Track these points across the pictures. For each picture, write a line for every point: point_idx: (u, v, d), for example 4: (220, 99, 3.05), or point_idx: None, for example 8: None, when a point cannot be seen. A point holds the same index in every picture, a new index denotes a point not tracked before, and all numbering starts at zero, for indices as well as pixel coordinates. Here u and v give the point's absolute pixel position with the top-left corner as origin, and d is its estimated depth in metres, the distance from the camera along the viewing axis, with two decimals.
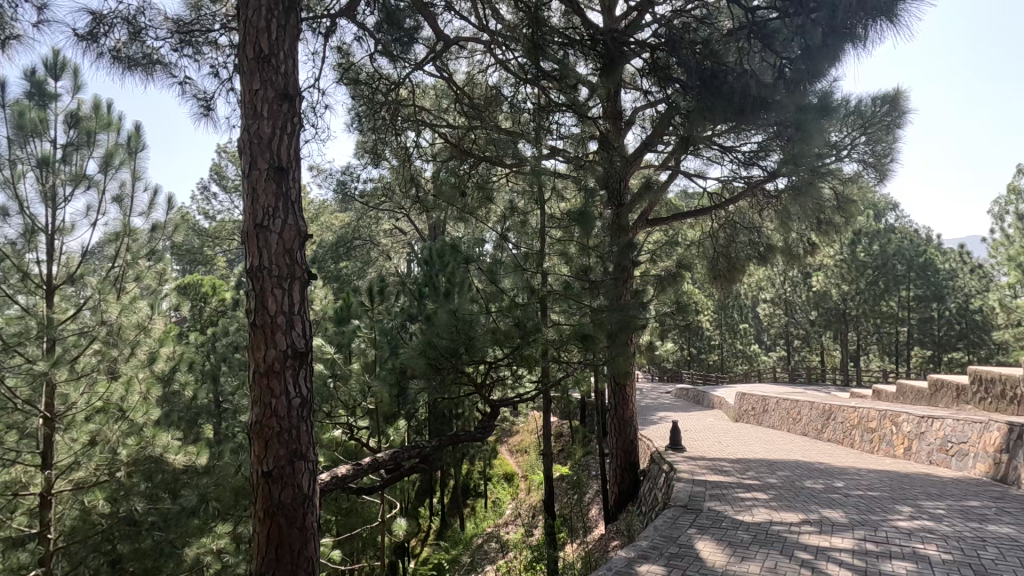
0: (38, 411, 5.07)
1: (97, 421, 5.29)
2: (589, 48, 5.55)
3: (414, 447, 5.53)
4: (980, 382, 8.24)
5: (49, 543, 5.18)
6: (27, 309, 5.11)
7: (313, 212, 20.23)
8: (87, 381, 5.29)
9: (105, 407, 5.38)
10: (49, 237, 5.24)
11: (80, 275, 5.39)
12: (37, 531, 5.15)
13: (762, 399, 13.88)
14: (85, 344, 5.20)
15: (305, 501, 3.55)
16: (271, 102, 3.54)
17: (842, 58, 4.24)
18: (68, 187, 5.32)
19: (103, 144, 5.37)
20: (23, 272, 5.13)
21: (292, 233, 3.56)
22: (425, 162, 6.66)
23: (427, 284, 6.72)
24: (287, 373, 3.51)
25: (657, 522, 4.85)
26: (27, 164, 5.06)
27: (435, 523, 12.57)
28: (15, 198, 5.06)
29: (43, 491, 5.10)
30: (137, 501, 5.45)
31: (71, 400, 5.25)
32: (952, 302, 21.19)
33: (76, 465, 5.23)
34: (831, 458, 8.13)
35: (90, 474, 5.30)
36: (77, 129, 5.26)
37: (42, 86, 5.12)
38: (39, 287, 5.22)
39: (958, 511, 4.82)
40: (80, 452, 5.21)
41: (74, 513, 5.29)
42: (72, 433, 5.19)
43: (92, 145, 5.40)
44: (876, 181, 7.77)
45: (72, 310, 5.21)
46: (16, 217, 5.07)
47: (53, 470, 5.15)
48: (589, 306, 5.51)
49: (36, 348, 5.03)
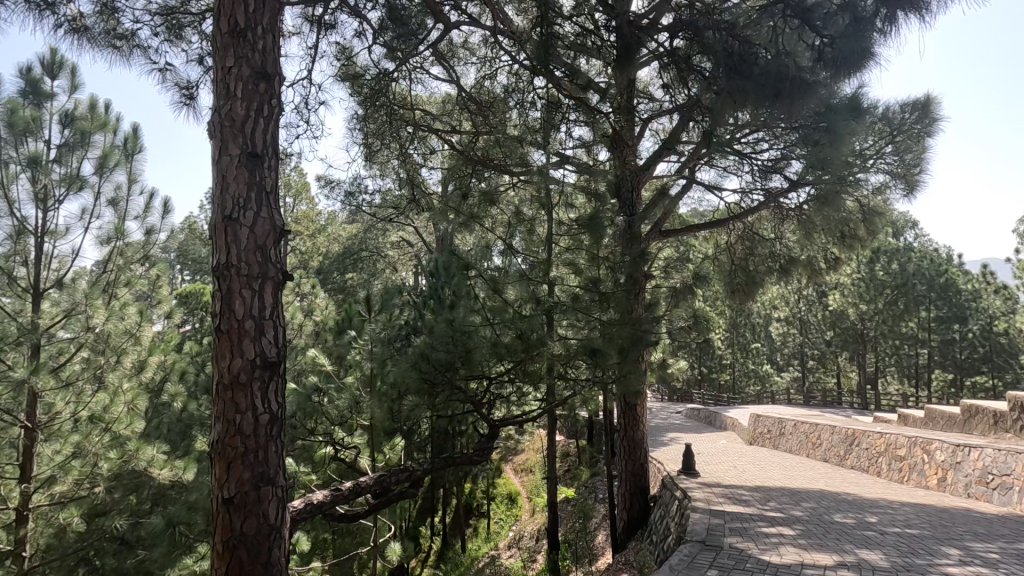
0: (19, 420, 4.74)
1: (82, 432, 4.96)
2: (602, 41, 5.14)
3: (405, 470, 4.93)
4: (1020, 409, 7.71)
5: (23, 562, 4.79)
6: (13, 313, 4.75)
7: (320, 222, 19.93)
8: (75, 391, 4.98)
9: (93, 417, 5.04)
10: (38, 240, 4.92)
11: (70, 279, 5.06)
12: (11, 549, 4.78)
13: (779, 422, 13.27)
14: (72, 351, 4.93)
15: (273, 532, 3.09)
16: (245, 81, 3.20)
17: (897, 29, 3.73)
18: (61, 190, 5.03)
19: (97, 145, 5.12)
20: (10, 275, 4.80)
21: (266, 225, 3.19)
22: (432, 171, 6.10)
23: (432, 295, 6.33)
24: (255, 386, 3.09)
25: (672, 561, 4.33)
26: (18, 165, 4.76)
27: (435, 544, 12.03)
28: (5, 200, 4.78)
29: (18, 506, 4.74)
30: (118, 520, 5.01)
31: (56, 409, 4.93)
32: (975, 323, 20.50)
33: (55, 478, 4.86)
34: (859, 488, 7.56)
35: (74, 487, 4.91)
36: (71, 128, 4.99)
37: (38, 85, 4.85)
38: (26, 292, 4.91)
39: (1015, 556, 4.27)
40: (59, 465, 4.87)
41: (49, 531, 4.85)
42: (54, 445, 4.92)
43: (86, 146, 5.11)
44: (903, 195, 7.26)
45: (59, 319, 4.83)
46: (5, 220, 4.78)
47: (31, 483, 4.82)
48: (598, 319, 5.02)
49: (17, 353, 4.65)
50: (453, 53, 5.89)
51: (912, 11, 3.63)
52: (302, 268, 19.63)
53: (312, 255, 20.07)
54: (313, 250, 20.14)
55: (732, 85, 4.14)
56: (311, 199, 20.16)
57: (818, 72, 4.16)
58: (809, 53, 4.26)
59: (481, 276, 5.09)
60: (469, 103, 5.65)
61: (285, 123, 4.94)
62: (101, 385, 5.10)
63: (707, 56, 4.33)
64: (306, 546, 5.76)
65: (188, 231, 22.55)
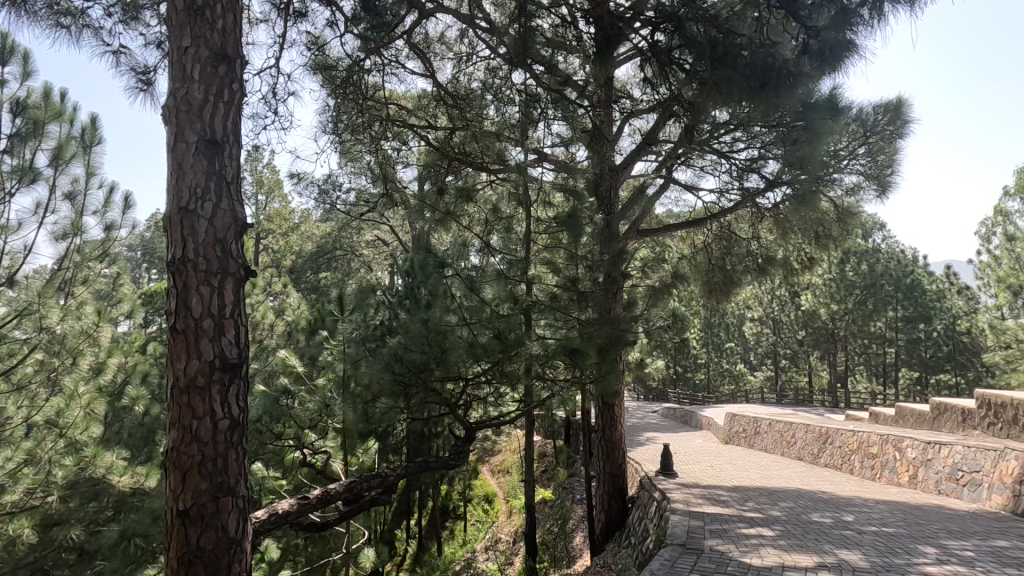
0: None
1: (35, 438, 4.59)
2: (581, 33, 5.00)
3: (377, 476, 4.68)
4: (988, 406, 8.02)
5: None
6: None
7: (294, 221, 19.51)
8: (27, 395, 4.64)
9: (48, 423, 4.63)
10: None
11: (23, 275, 4.53)
12: None
13: (754, 421, 13.42)
14: (25, 354, 4.66)
15: (232, 547, 2.88)
16: (203, 63, 3.03)
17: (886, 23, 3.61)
18: (11, 182, 4.68)
19: (53, 135, 4.79)
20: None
21: (226, 217, 3.01)
22: (408, 168, 5.75)
23: (408, 295, 6.08)
24: (213, 390, 2.88)
25: (652, 565, 4.21)
26: None
27: (411, 547, 11.73)
28: None
29: None
30: (74, 530, 4.61)
31: (5, 415, 4.47)
32: (939, 323, 21.19)
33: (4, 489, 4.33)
34: (834, 486, 7.62)
35: (25, 496, 4.47)
36: (23, 117, 4.65)
37: None
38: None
39: (989, 554, 4.30)
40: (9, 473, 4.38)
41: None
42: (5, 450, 4.40)
43: (40, 136, 4.77)
44: (876, 197, 7.30)
45: (11, 318, 4.48)
46: None
47: None
48: (577, 319, 4.92)
49: None
50: (427, 48, 5.60)
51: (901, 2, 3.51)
52: (274, 267, 19.18)
53: (285, 255, 19.61)
54: (286, 249, 19.69)
55: (716, 76, 4.08)
56: (285, 198, 19.68)
57: (803, 65, 4.09)
58: (794, 46, 4.20)
59: (458, 276, 4.91)
60: (445, 98, 5.47)
61: (252, 114, 4.62)
62: (56, 390, 4.74)
63: (689, 50, 4.29)
64: (276, 554, 5.49)
65: (156, 228, 21.81)
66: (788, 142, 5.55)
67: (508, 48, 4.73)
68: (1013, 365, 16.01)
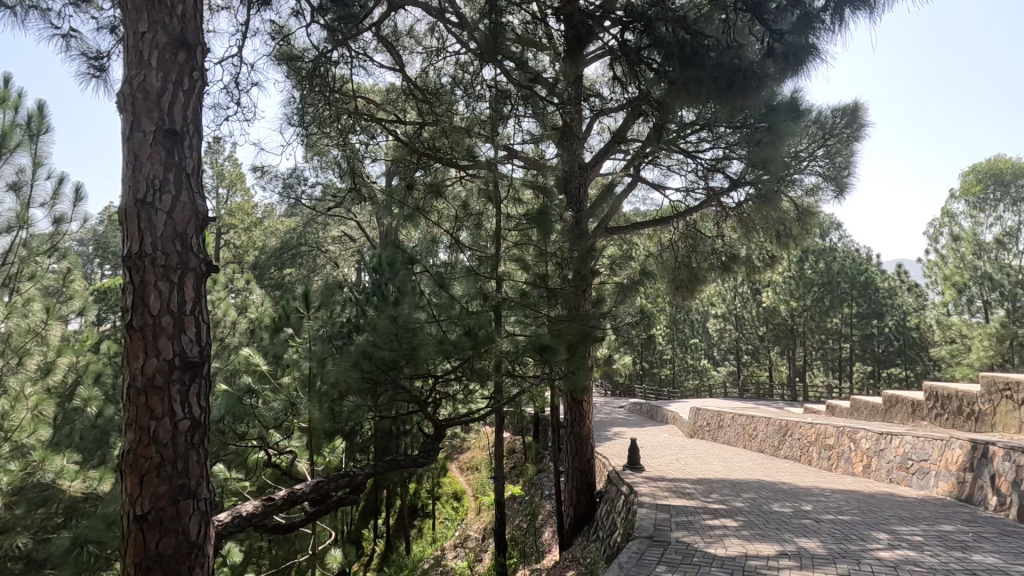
0: None
1: None
2: (551, 30, 4.98)
3: (344, 475, 4.59)
4: (935, 398, 8.49)
5: None
6: None
7: (257, 215, 19.02)
8: None
9: None
10: None
11: None
12: None
13: (717, 415, 13.78)
14: None
15: (193, 551, 2.79)
16: (162, 50, 2.91)
17: (846, 29, 3.74)
18: None
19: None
20: None
21: (186, 211, 2.90)
22: (376, 163, 5.69)
23: (376, 292, 6.01)
24: (173, 390, 2.78)
25: (621, 559, 4.26)
26: None
27: (378, 547, 11.58)
28: None
29: None
30: (21, 537, 4.33)
31: None
32: (891, 319, 22.18)
33: None
34: (793, 477, 7.88)
35: None
36: None
37: None
38: None
39: (936, 538, 4.53)
40: None
41: None
42: None
43: None
44: (833, 198, 7.57)
45: None
46: None
47: None
48: (547, 315, 4.91)
49: None
50: (396, 42, 5.50)
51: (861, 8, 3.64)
52: (236, 263, 18.65)
53: (248, 250, 19.10)
54: (248, 245, 19.15)
55: (685, 76, 4.16)
56: (247, 191, 19.14)
57: (768, 67, 4.18)
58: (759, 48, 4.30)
59: (427, 272, 4.90)
60: (415, 92, 5.39)
61: (213, 105, 4.47)
62: None
63: (657, 50, 4.35)
64: (238, 558, 5.36)
65: (109, 222, 20.88)
66: (752, 143, 5.70)
67: (478, 44, 4.66)
68: (957, 359, 16.87)
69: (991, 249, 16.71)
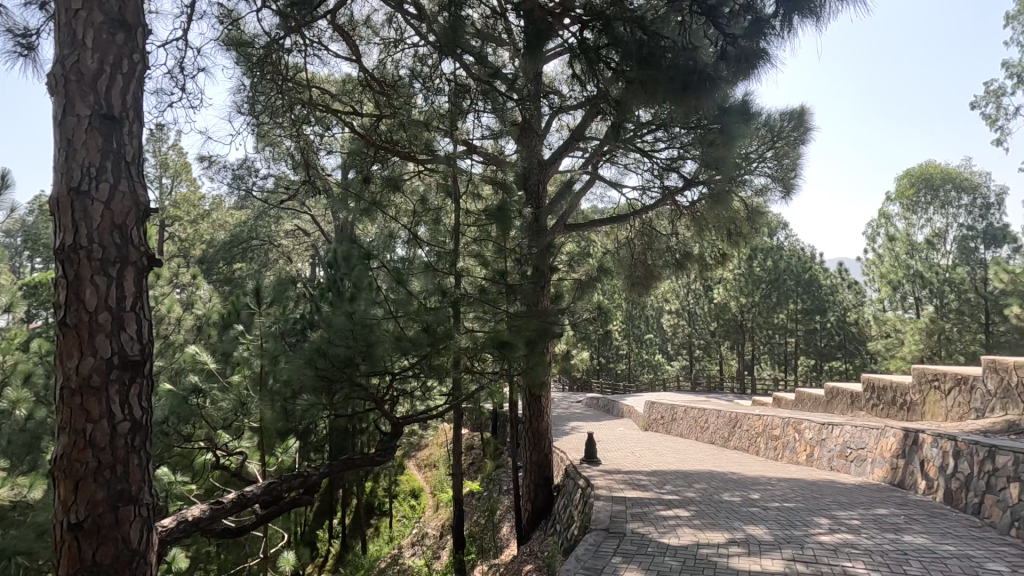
0: None
1: None
2: (511, 25, 4.93)
3: (297, 475, 4.45)
4: (872, 389, 8.99)
5: None
6: None
7: (204, 207, 18.29)
8: None
9: None
10: None
11: None
12: None
13: (670, 408, 14.16)
14: None
15: (134, 559, 2.65)
16: (98, 29, 2.75)
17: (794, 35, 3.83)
18: None
19: None
20: None
21: (125, 201, 2.74)
22: (331, 155, 5.55)
23: (330, 288, 5.90)
24: (112, 390, 2.63)
25: (577, 551, 4.32)
26: None
27: (334, 547, 11.35)
28: None
29: None
30: None
31: None
32: (832, 315, 23.32)
33: None
34: (742, 467, 8.17)
35: None
36: None
37: None
38: None
39: (872, 522, 4.80)
40: None
41: None
42: None
43: None
44: (781, 198, 7.87)
45: None
46: None
47: None
48: (506, 312, 4.88)
49: None
50: (352, 32, 5.28)
51: (808, 15, 3.70)
52: (181, 257, 17.85)
53: (193, 244, 18.27)
54: (194, 238, 18.28)
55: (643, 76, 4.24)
56: (193, 182, 18.34)
57: (721, 70, 4.31)
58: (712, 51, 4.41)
59: (384, 268, 4.78)
60: (372, 84, 5.25)
61: (155, 90, 4.21)
62: None
63: (616, 50, 4.40)
64: (185, 564, 5.01)
65: (40, 212, 19.60)
66: (705, 143, 5.85)
67: (437, 36, 4.64)
68: (892, 352, 17.91)
69: (922, 248, 17.82)
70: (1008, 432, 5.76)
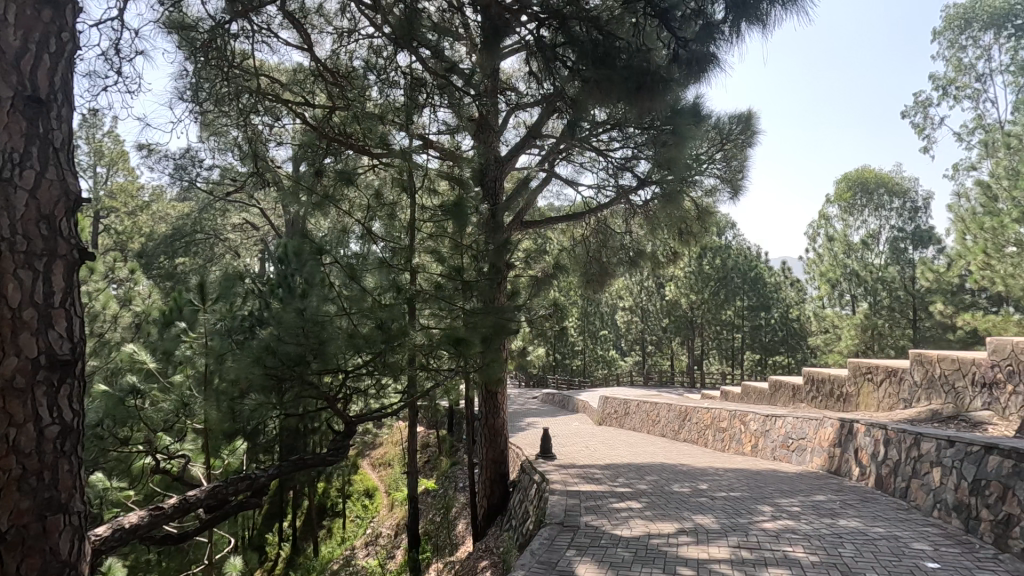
0: None
1: None
2: (467, 20, 4.88)
3: (245, 477, 4.27)
4: (812, 382, 9.45)
5: None
6: None
7: (143, 198, 17.37)
8: None
9: None
10: None
11: None
12: None
13: (624, 403, 14.46)
14: None
15: (65, 570, 2.50)
16: (22, 4, 2.56)
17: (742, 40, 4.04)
18: None
19: None
20: None
21: (53, 190, 2.58)
22: (281, 147, 5.41)
23: (280, 283, 5.72)
24: (39, 392, 2.46)
25: (532, 545, 4.36)
26: None
27: (284, 550, 11.05)
28: None
29: None
30: None
31: None
32: (776, 311, 24.36)
33: None
34: (690, 459, 8.44)
35: None
36: None
37: None
38: None
39: (810, 507, 5.06)
40: None
41: None
42: None
43: None
44: (728, 198, 8.15)
45: None
46: None
47: None
48: (462, 308, 4.84)
49: None
50: (304, 19, 5.09)
51: (755, 22, 3.93)
52: (119, 251, 16.91)
53: (132, 236, 17.34)
54: (132, 230, 17.33)
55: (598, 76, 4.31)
56: (131, 171, 17.38)
57: (673, 72, 4.42)
58: (665, 53, 4.52)
59: (337, 263, 4.63)
60: (324, 75, 5.11)
61: (88, 72, 3.94)
62: None
63: (572, 49, 4.45)
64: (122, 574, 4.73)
65: None
66: (658, 143, 6.00)
67: (393, 29, 4.53)
68: (830, 347, 18.87)
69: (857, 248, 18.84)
70: (933, 420, 6.18)
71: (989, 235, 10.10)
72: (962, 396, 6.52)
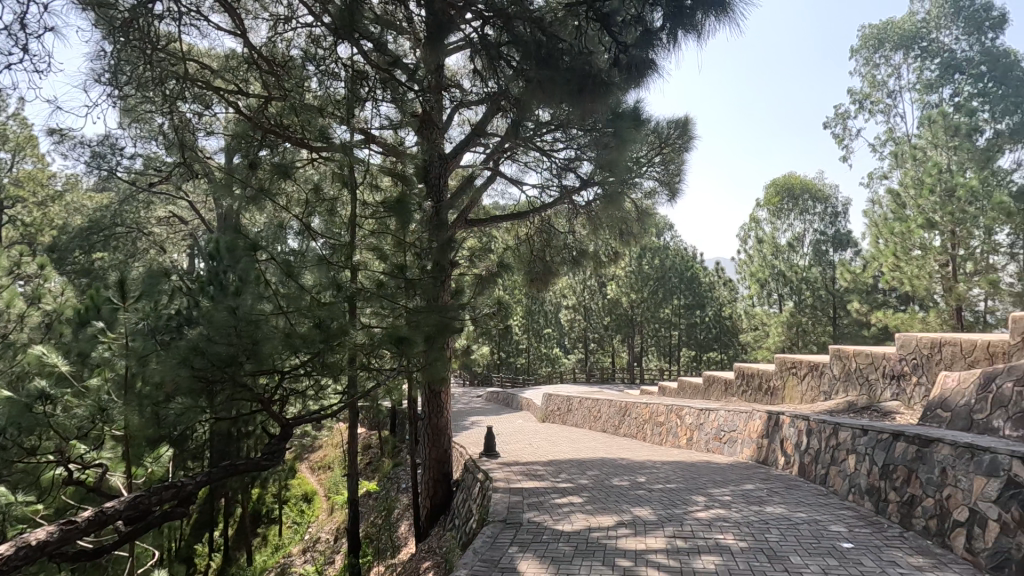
0: None
1: None
2: (412, 14, 4.76)
3: (171, 485, 3.98)
4: (743, 376, 9.95)
5: None
6: None
7: (57, 188, 16.04)
8: None
9: None
10: None
11: None
12: None
13: (566, 400, 14.70)
14: None
15: None
16: None
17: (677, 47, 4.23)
18: None
19: None
20: None
21: None
22: (211, 137, 5.16)
23: (211, 281, 5.44)
24: None
25: (475, 544, 4.35)
26: None
27: (215, 561, 10.55)
28: None
29: None
30: None
31: None
32: (710, 310, 25.47)
33: None
34: (629, 453, 8.68)
35: None
36: None
37: None
38: None
39: (740, 496, 5.33)
40: None
41: None
42: None
43: None
44: (667, 201, 8.44)
45: None
46: None
47: None
48: (404, 307, 4.75)
49: None
50: (237, 4, 4.79)
51: (690, 32, 4.13)
52: (26, 245, 15.54)
53: (42, 229, 16.00)
54: (42, 223, 15.95)
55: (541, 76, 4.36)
56: (41, 158, 16.01)
57: (614, 75, 4.51)
58: (606, 57, 4.62)
59: (273, 260, 4.44)
60: (259, 62, 4.88)
61: None
62: None
63: (517, 49, 4.46)
64: None
65: None
66: (600, 145, 6.15)
67: (332, 18, 4.38)
68: (759, 343, 19.91)
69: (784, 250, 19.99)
70: (849, 411, 6.64)
71: (898, 238, 10.97)
72: (875, 387, 7.04)
